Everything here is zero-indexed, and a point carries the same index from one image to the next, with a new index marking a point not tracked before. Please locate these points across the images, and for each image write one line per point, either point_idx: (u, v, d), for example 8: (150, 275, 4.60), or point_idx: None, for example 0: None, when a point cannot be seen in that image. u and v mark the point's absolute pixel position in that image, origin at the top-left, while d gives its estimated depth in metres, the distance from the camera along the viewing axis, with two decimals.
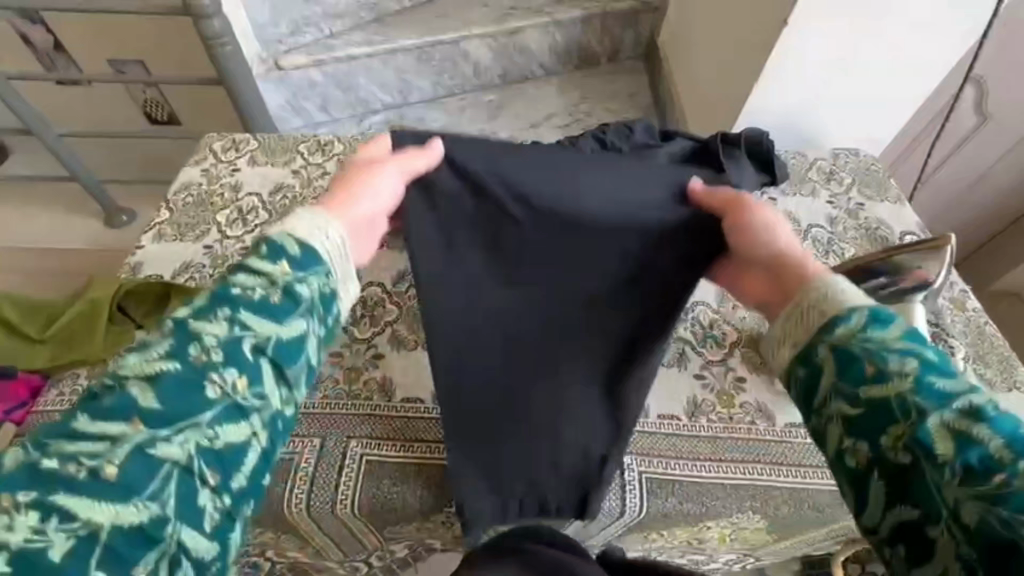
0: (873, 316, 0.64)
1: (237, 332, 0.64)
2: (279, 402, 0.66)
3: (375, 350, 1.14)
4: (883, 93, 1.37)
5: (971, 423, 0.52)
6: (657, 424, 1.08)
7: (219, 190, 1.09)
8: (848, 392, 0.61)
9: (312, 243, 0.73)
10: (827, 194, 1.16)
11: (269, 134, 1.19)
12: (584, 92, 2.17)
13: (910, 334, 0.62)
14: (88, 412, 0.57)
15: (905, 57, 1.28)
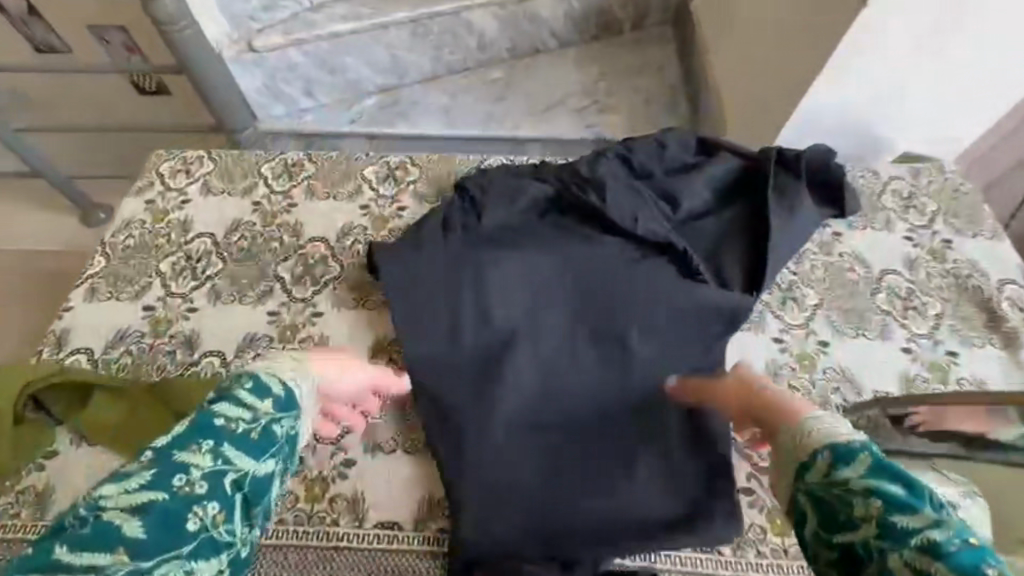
0: (834, 451, 0.47)
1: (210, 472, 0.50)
2: (244, 544, 0.52)
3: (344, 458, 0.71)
4: (966, 97, 1.08)
5: (929, 561, 0.38)
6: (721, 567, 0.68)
7: (166, 229, 0.91)
8: (827, 543, 0.44)
9: (296, 390, 0.59)
10: (904, 226, 0.94)
11: (230, 153, 1.01)
12: (604, 67, 1.90)
13: (881, 462, 0.45)
14: (64, 541, 0.44)
15: (994, 55, 0.98)
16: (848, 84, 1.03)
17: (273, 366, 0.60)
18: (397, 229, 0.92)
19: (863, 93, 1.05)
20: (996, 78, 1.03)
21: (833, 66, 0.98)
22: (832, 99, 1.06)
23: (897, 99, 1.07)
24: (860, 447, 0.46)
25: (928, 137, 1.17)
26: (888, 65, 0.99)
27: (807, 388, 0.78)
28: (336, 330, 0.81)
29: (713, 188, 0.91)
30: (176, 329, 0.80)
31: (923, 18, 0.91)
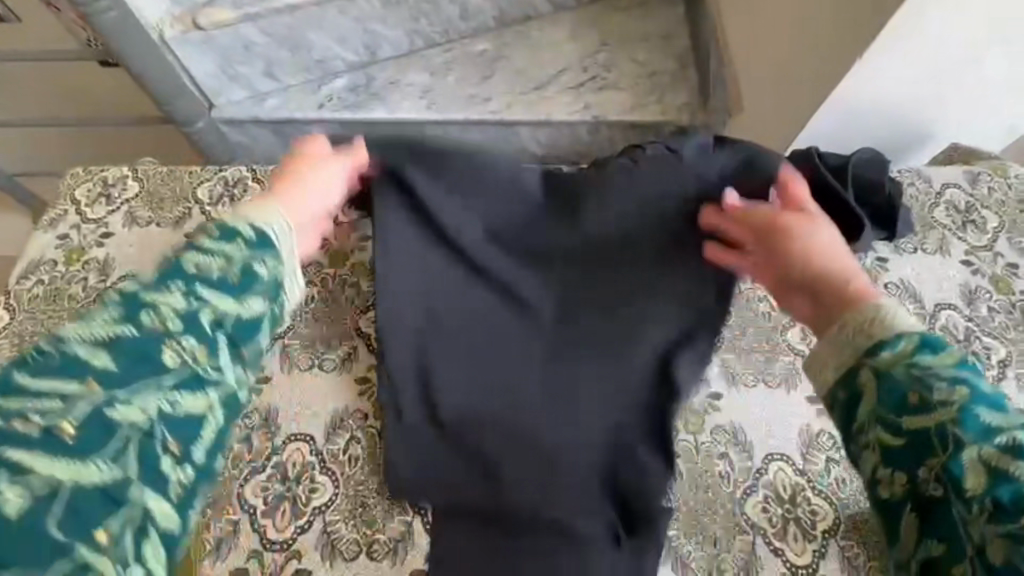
0: (919, 340, 0.44)
1: (184, 318, 0.45)
2: (239, 385, 0.47)
3: (296, 565, 0.59)
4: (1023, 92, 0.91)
5: (1011, 458, 0.36)
6: None
7: (82, 273, 0.76)
8: (885, 418, 0.42)
9: (269, 232, 0.52)
10: (962, 248, 0.79)
11: (160, 170, 0.84)
12: (603, 35, 1.68)
13: (967, 364, 0.42)
14: (30, 370, 0.43)
15: None
16: (891, 79, 0.85)
17: (259, 215, 0.53)
18: (358, 266, 0.77)
19: (909, 86, 0.88)
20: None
21: (866, 71, 0.83)
22: (868, 95, 0.89)
23: (948, 91, 0.90)
24: (949, 344, 0.44)
25: (976, 129, 1.00)
26: (923, 68, 0.84)
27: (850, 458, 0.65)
28: (286, 399, 0.67)
29: None
30: None
31: (967, 17, 0.76)
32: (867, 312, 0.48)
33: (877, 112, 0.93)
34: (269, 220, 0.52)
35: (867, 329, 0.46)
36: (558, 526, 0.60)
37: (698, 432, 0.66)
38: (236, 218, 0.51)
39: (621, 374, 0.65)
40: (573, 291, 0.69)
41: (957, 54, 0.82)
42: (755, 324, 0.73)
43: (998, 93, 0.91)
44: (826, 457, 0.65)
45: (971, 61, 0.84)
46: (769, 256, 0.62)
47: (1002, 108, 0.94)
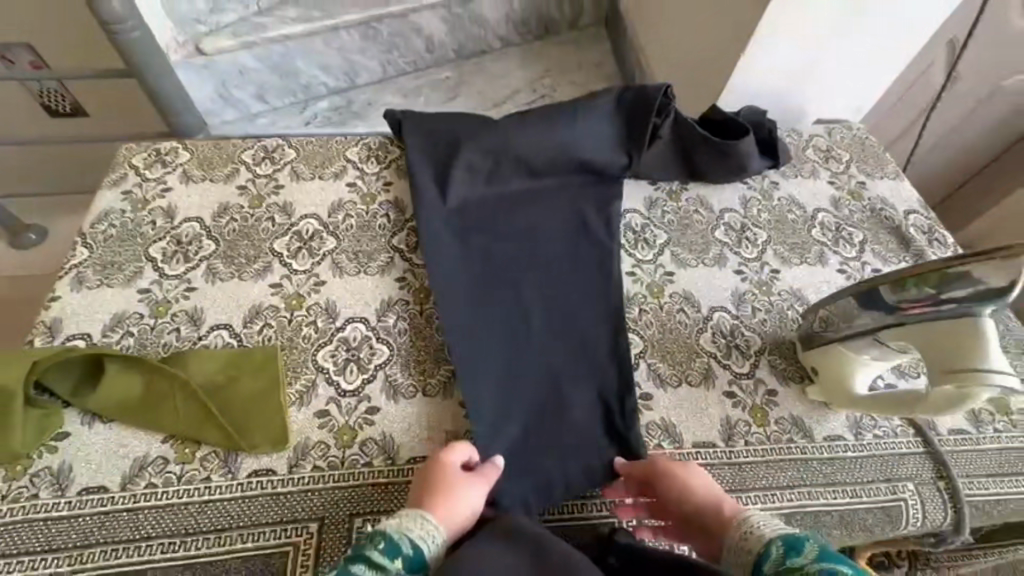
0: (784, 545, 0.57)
1: (383, 555, 0.57)
2: None
3: (367, 403, 0.74)
4: (855, 81, 1.31)
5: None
6: (731, 449, 0.74)
7: (150, 217, 0.90)
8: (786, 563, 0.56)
9: (422, 546, 0.60)
10: (827, 174, 1.10)
11: (205, 142, 1.01)
12: (546, 64, 2.03)
13: (826, 554, 0.55)
14: None
15: (870, 48, 1.22)
16: (783, 43, 1.16)
17: (410, 520, 0.60)
18: (385, 203, 0.96)
19: (797, 54, 1.19)
20: (899, 43, 1.22)
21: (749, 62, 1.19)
22: (768, 62, 1.21)
23: (822, 60, 1.23)
24: (806, 539, 0.57)
25: (845, 96, 1.35)
26: (787, 61, 1.21)
27: (768, 305, 0.90)
28: (340, 294, 0.84)
29: (670, 147, 1.02)
30: (177, 308, 0.80)
31: (808, 27, 1.14)
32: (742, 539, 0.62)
33: (776, 77, 1.25)
34: (420, 525, 0.60)
35: (749, 545, 0.61)
36: (559, 333, 0.82)
37: (661, 298, 0.89)
38: (395, 524, 0.60)
39: (586, 239, 0.93)
40: (538, 184, 0.97)
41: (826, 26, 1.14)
42: (691, 227, 0.99)
43: (854, 64, 1.25)
44: (751, 306, 0.90)
45: (835, 33, 1.17)
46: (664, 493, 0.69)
47: (859, 77, 1.30)
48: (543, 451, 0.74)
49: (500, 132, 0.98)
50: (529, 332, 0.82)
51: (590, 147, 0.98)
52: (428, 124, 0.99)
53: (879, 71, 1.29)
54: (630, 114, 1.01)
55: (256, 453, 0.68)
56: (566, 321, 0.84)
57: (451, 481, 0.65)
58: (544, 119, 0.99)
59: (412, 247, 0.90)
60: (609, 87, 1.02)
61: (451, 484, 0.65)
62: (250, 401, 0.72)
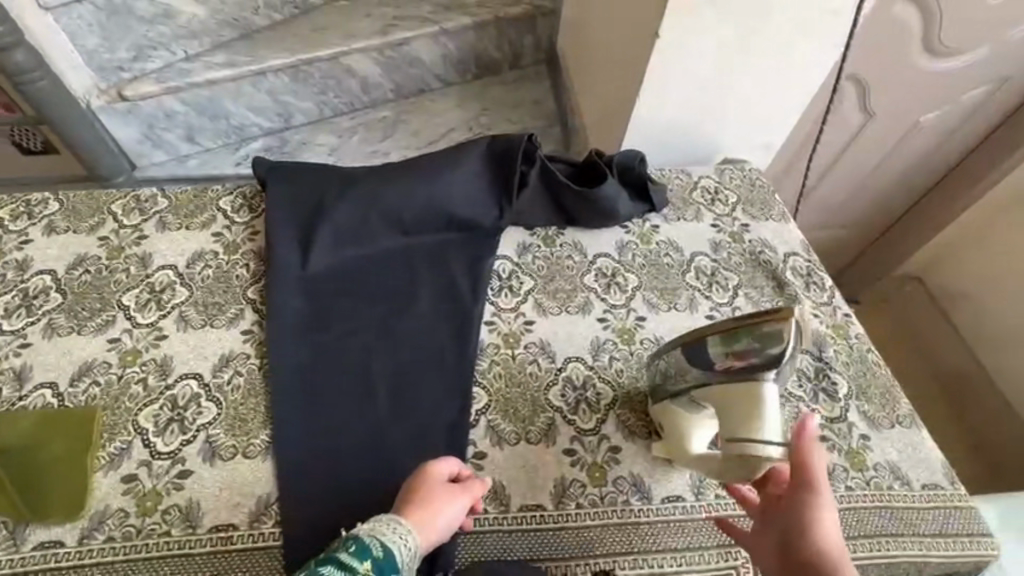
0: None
1: (355, 557, 0.57)
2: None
3: (180, 466, 0.71)
4: (762, 119, 1.31)
5: None
6: (559, 515, 0.72)
7: (2, 270, 0.89)
8: None
9: (395, 550, 0.60)
10: (711, 216, 1.09)
11: (78, 193, 1.01)
12: (484, 103, 2.06)
13: None
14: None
15: (770, 87, 1.22)
16: (680, 82, 1.19)
17: (383, 525, 0.61)
18: (247, 253, 0.95)
19: (694, 93, 1.21)
20: (799, 82, 1.22)
21: (648, 95, 1.21)
22: (669, 101, 1.23)
23: (722, 102, 1.24)
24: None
25: (754, 138, 1.36)
26: (687, 97, 1.23)
27: (628, 354, 0.88)
28: (180, 349, 0.82)
29: (541, 193, 1.01)
30: (5, 365, 0.79)
31: (702, 64, 1.15)
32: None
33: (679, 115, 1.27)
34: (394, 529, 0.61)
35: None
36: (399, 401, 0.80)
37: (515, 348, 0.87)
38: (370, 529, 0.61)
39: (445, 297, 0.91)
40: (402, 238, 0.96)
41: (719, 67, 1.16)
42: (560, 273, 0.97)
43: (756, 105, 1.26)
44: (609, 356, 0.87)
45: (730, 76, 1.19)
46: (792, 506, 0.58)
47: (765, 120, 1.31)
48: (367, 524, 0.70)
49: (365, 187, 0.97)
50: (369, 399, 0.80)
51: (453, 201, 0.97)
52: (295, 178, 0.99)
53: (785, 108, 1.29)
54: (500, 164, 1.00)
55: (48, 523, 0.66)
56: (409, 388, 0.82)
57: (433, 490, 0.66)
58: (411, 172, 0.98)
59: (263, 298, 0.89)
60: (479, 139, 1.02)
61: (441, 492, 0.66)
62: (56, 467, 0.69)
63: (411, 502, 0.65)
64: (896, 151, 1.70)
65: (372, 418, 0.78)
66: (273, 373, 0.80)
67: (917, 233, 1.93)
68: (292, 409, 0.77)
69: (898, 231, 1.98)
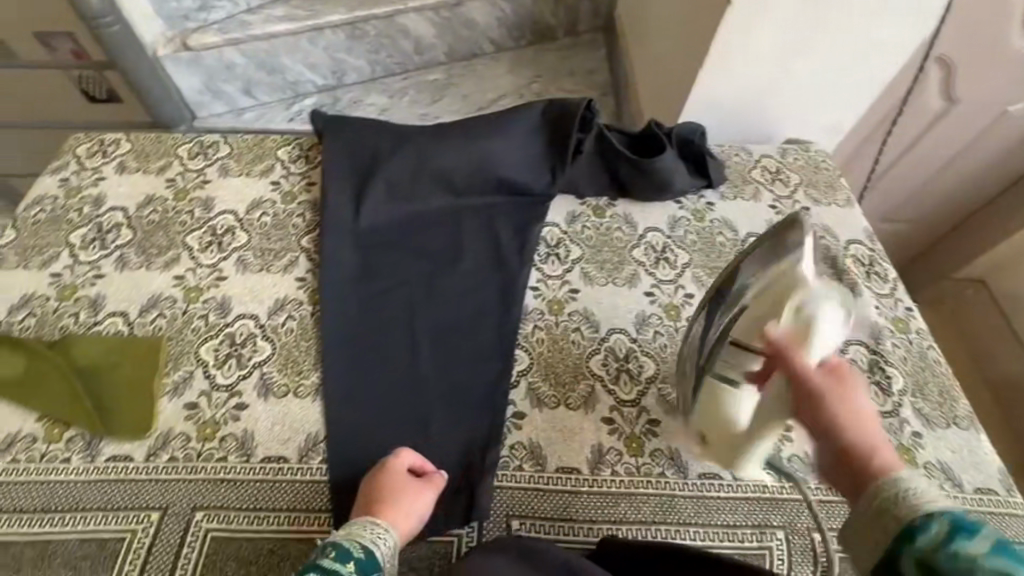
0: (952, 524, 0.41)
1: (335, 562, 0.58)
2: None
3: (237, 399, 0.75)
4: (830, 98, 1.23)
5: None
6: (596, 480, 0.73)
7: (79, 204, 0.95)
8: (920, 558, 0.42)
9: (375, 549, 0.61)
10: (770, 196, 1.05)
11: (148, 135, 1.05)
12: (536, 69, 2.01)
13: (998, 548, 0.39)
14: None
15: (842, 65, 1.15)
16: (745, 56, 1.12)
17: (359, 528, 0.62)
18: (303, 203, 0.97)
19: (761, 66, 1.14)
20: (875, 61, 1.14)
21: (709, 72, 1.15)
22: (733, 75, 1.16)
23: (789, 79, 1.17)
24: (983, 525, 0.40)
25: (819, 118, 1.28)
26: (752, 74, 1.16)
27: (672, 330, 0.87)
28: (239, 289, 0.86)
29: (595, 163, 0.98)
30: (82, 293, 0.84)
31: (771, 39, 1.09)
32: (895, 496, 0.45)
33: (741, 91, 1.20)
34: (370, 530, 0.62)
35: (898, 512, 0.44)
36: (442, 356, 0.82)
37: (559, 315, 0.87)
38: (346, 533, 0.61)
39: (492, 259, 0.91)
40: (453, 198, 0.96)
41: (789, 41, 1.10)
42: (609, 245, 0.96)
43: (826, 84, 1.19)
44: (654, 330, 0.86)
45: (800, 52, 1.12)
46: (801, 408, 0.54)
47: (834, 99, 1.23)
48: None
49: (419, 144, 0.97)
50: (413, 352, 0.82)
51: (506, 163, 0.97)
52: (350, 131, 0.99)
53: (857, 88, 1.21)
54: (555, 128, 0.98)
55: (119, 439, 0.71)
56: (452, 344, 0.83)
57: (399, 487, 0.66)
58: (465, 131, 0.98)
59: (316, 246, 0.91)
60: (536, 102, 1.01)
61: (406, 489, 0.67)
62: (127, 389, 0.74)
63: (376, 505, 0.65)
64: (976, 143, 1.57)
65: (416, 370, 0.80)
66: (323, 321, 0.83)
67: (1008, 218, 1.70)
68: (340, 359, 0.80)
69: (987, 215, 1.75)
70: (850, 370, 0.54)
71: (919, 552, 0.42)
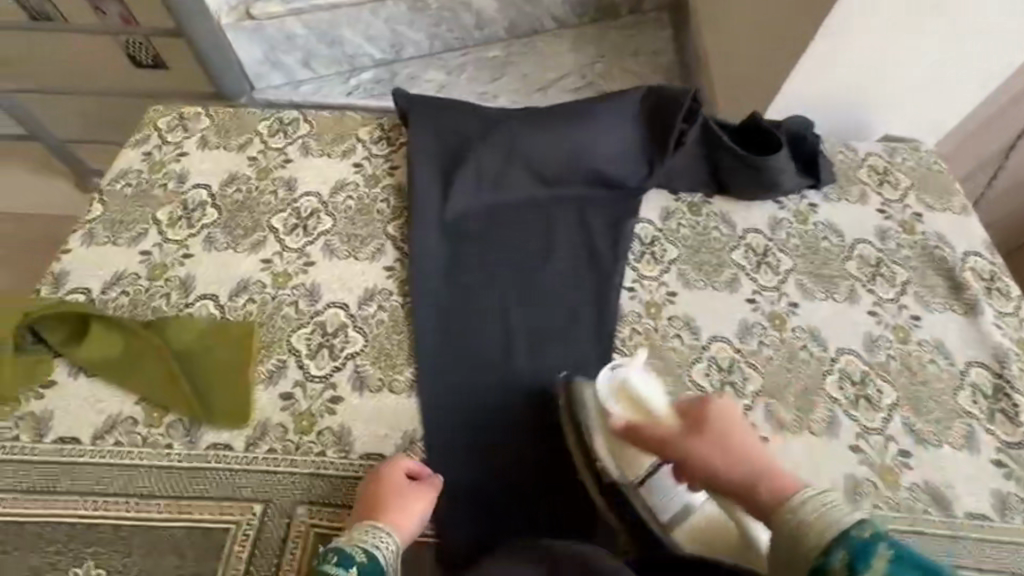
0: (849, 551, 0.47)
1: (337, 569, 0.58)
2: None
3: (332, 391, 0.74)
4: (947, 88, 1.07)
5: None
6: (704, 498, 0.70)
7: (163, 180, 0.93)
8: None
9: (378, 554, 0.60)
10: (878, 200, 0.97)
11: (227, 109, 1.02)
12: (600, 48, 1.92)
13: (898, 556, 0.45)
14: None
15: (970, 49, 0.98)
16: (850, 49, 0.97)
17: (361, 534, 0.62)
18: (388, 187, 0.94)
19: (873, 51, 0.99)
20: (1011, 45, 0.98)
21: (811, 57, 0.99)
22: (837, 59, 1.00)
23: (902, 71, 1.03)
24: (875, 541, 0.47)
25: (928, 111, 1.12)
26: (859, 59, 1.00)
27: (777, 341, 0.82)
28: (327, 276, 0.84)
29: (696, 157, 0.92)
30: (172, 273, 0.83)
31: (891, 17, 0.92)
32: (793, 528, 0.52)
33: (843, 86, 1.06)
34: (373, 535, 0.61)
35: (802, 546, 0.51)
36: (536, 356, 0.79)
37: (657, 319, 0.83)
38: (348, 538, 0.61)
39: (585, 256, 0.87)
40: (544, 189, 0.91)
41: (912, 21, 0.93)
42: (707, 246, 0.91)
43: (947, 75, 1.03)
44: (757, 341, 0.82)
45: (923, 32, 0.95)
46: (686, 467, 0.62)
47: (951, 89, 1.07)
48: (507, 478, 0.72)
49: (510, 129, 0.92)
50: (506, 351, 0.79)
51: (601, 154, 0.91)
52: (437, 113, 0.95)
53: (981, 77, 1.04)
54: (655, 118, 0.92)
55: (217, 427, 0.70)
56: (546, 344, 0.80)
57: (397, 491, 0.65)
58: (559, 118, 0.92)
59: (404, 235, 0.88)
60: (635, 88, 0.94)
61: (404, 493, 0.65)
62: (223, 375, 0.73)
63: (373, 511, 0.64)
64: None
65: (510, 369, 0.78)
66: (415, 314, 0.80)
67: None
68: (433, 356, 0.77)
69: None
70: (727, 407, 0.64)
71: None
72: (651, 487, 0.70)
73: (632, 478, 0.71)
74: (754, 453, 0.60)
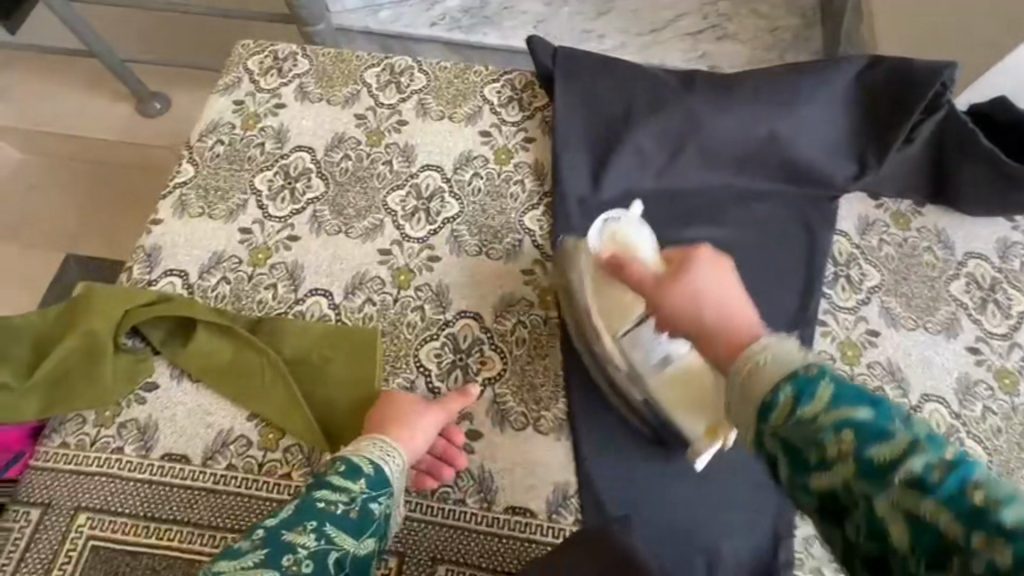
0: (791, 388, 0.36)
1: (344, 477, 0.55)
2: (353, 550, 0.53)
3: (469, 422, 0.63)
4: None
5: (927, 492, 0.31)
6: None
7: (259, 138, 0.78)
8: (818, 472, 0.34)
9: (383, 467, 0.56)
10: None
11: (327, 51, 0.85)
12: None
13: (845, 394, 0.34)
14: (273, 549, 0.51)
15: None
16: None
17: (367, 442, 0.58)
18: (522, 165, 0.77)
19: None
20: None
21: None
22: None
23: None
24: (821, 377, 0.35)
25: None
26: None
27: (1006, 408, 0.66)
28: (455, 277, 0.70)
29: (921, 159, 0.72)
30: (277, 259, 0.70)
31: None
32: (756, 371, 0.37)
33: None
34: (378, 446, 0.57)
35: (753, 384, 0.37)
36: None
37: (855, 365, 0.67)
38: (354, 448, 0.57)
39: (768, 275, 0.70)
40: (719, 181, 0.73)
41: None
42: (918, 272, 0.72)
43: None
44: (981, 405, 0.66)
45: None
46: (654, 315, 0.46)
47: None
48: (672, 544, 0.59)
49: (684, 101, 0.73)
50: None
51: (802, 143, 0.72)
52: (588, 72, 0.76)
53: None
54: (877, 101, 0.72)
55: None
56: None
57: (406, 405, 0.60)
58: (748, 90, 0.72)
59: (547, 231, 0.73)
60: (851, 58, 0.73)
61: (412, 409, 0.60)
62: (346, 393, 0.63)
63: (379, 422, 0.60)
64: None
65: None
66: (560, 333, 0.67)
67: None
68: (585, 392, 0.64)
69: None
70: (710, 251, 0.47)
71: (773, 425, 0.36)
72: (635, 341, 0.62)
73: (620, 330, 0.63)
74: (722, 301, 0.43)
